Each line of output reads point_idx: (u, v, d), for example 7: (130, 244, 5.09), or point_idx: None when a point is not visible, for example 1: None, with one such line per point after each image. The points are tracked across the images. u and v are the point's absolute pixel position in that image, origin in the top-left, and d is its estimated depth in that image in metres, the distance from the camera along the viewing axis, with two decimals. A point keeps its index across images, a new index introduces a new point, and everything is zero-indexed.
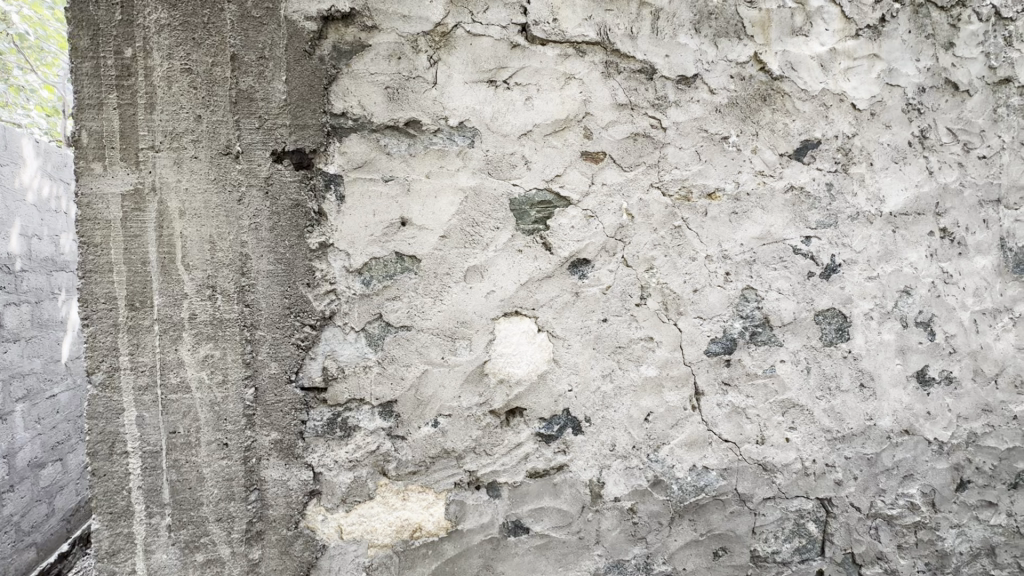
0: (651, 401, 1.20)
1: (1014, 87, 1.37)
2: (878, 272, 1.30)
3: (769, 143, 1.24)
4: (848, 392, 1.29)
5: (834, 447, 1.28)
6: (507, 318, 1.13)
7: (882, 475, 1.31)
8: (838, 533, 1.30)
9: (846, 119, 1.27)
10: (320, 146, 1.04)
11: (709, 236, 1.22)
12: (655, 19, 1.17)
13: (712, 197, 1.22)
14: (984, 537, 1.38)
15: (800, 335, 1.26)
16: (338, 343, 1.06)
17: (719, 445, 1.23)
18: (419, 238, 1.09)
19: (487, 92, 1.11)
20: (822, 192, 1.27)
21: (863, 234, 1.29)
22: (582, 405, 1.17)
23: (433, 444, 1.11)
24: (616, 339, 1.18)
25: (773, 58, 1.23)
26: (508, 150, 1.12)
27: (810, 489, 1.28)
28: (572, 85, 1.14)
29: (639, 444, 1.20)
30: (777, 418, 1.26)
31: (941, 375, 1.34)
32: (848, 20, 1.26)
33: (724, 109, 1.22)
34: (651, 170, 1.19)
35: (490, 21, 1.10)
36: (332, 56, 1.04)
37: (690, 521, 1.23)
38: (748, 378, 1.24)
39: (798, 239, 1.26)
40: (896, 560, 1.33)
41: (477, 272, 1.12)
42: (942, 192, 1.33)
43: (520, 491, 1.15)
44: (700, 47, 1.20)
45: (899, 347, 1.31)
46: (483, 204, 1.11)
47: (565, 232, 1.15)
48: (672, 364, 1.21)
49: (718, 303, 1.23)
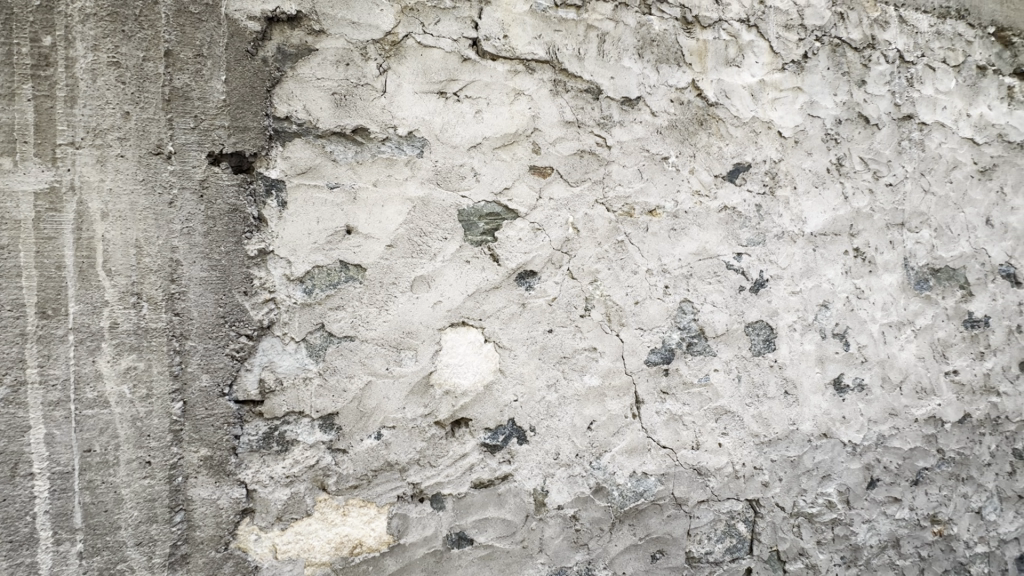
0: (594, 409, 1.23)
1: (916, 123, 1.53)
2: (801, 287, 1.40)
3: (705, 165, 1.32)
4: (774, 399, 1.38)
5: (761, 450, 1.37)
6: (454, 328, 1.13)
7: (804, 476, 1.41)
8: (765, 532, 1.38)
9: (773, 145, 1.37)
10: (261, 150, 1.01)
11: (650, 251, 1.27)
12: (601, 43, 1.22)
13: (653, 214, 1.27)
14: (890, 530, 1.51)
15: (732, 346, 1.34)
16: (276, 354, 1.03)
17: (658, 451, 1.28)
18: (365, 247, 1.07)
19: (437, 103, 1.12)
20: (752, 212, 1.36)
21: (787, 252, 1.39)
22: (527, 414, 1.19)
23: (375, 457, 1.09)
24: (561, 350, 1.21)
25: (708, 85, 1.31)
26: (457, 161, 1.13)
27: (740, 492, 1.35)
28: (521, 101, 1.17)
29: (582, 452, 1.23)
30: (711, 424, 1.32)
31: (855, 383, 1.46)
32: (775, 55, 1.37)
33: (664, 130, 1.28)
34: (596, 186, 1.23)
35: (441, 34, 1.11)
36: (276, 58, 1.02)
37: (629, 526, 1.27)
38: (685, 386, 1.30)
39: (731, 255, 1.34)
40: (815, 555, 1.43)
41: (423, 282, 1.11)
42: (855, 215, 1.46)
43: (464, 503, 1.15)
44: (643, 71, 1.26)
45: (819, 356, 1.42)
46: (431, 214, 1.11)
47: (512, 244, 1.17)
48: (614, 373, 1.25)
49: (658, 315, 1.28)
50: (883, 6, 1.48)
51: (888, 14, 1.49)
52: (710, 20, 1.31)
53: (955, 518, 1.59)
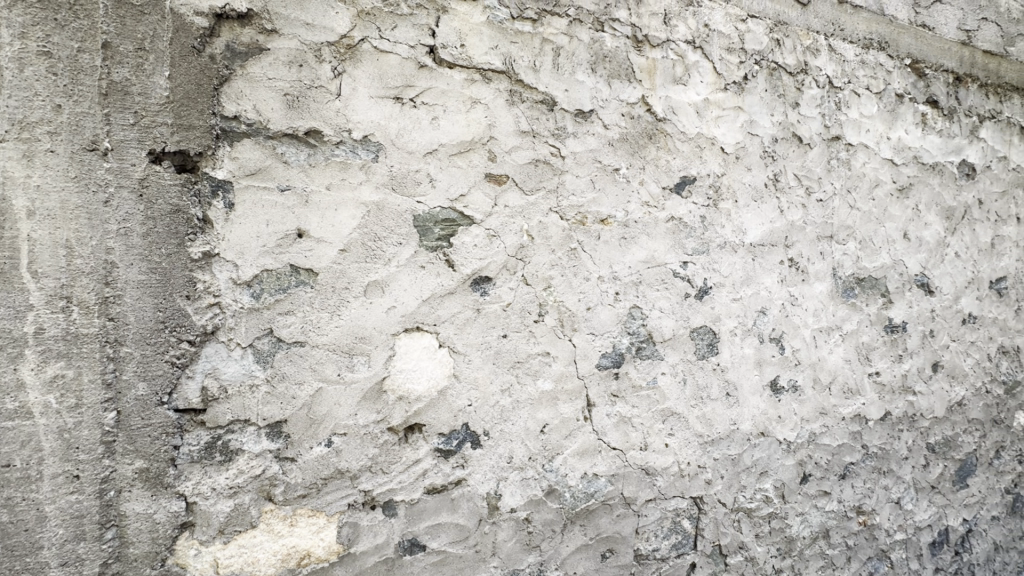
0: (547, 413, 1.26)
1: (843, 143, 1.66)
2: (741, 294, 1.49)
3: (654, 177, 1.38)
4: (716, 400, 1.45)
5: (705, 450, 1.44)
6: (408, 333, 1.13)
7: (744, 473, 1.49)
8: (707, 528, 1.45)
9: (716, 160, 1.45)
10: (206, 149, 0.98)
11: (602, 258, 1.32)
12: (556, 56, 1.26)
13: (605, 223, 1.32)
14: (821, 522, 1.62)
15: (678, 350, 1.40)
16: (221, 360, 1.00)
17: (608, 452, 1.32)
18: (317, 251, 1.06)
19: (393, 108, 1.12)
20: (697, 223, 1.43)
21: (729, 261, 1.47)
22: (480, 419, 1.20)
23: (325, 465, 1.07)
24: (515, 355, 1.23)
25: (657, 102, 1.38)
26: (413, 167, 1.13)
27: (685, 490, 1.41)
28: (477, 109, 1.19)
29: (535, 455, 1.25)
30: (659, 425, 1.38)
31: (789, 384, 1.56)
32: (718, 75, 1.45)
33: (616, 143, 1.33)
34: (550, 195, 1.26)
35: (398, 39, 1.11)
36: (225, 55, 0.99)
37: (581, 527, 1.30)
38: (634, 389, 1.35)
39: (677, 264, 1.40)
40: (754, 548, 1.51)
41: (377, 287, 1.11)
42: (790, 228, 1.56)
43: (417, 509, 1.14)
44: (596, 85, 1.31)
45: (757, 359, 1.51)
46: (385, 219, 1.11)
47: (467, 250, 1.18)
48: (567, 377, 1.28)
49: (609, 321, 1.33)
50: (814, 35, 1.61)
51: (818, 43, 1.61)
52: (658, 40, 1.38)
53: (878, 508, 1.73)
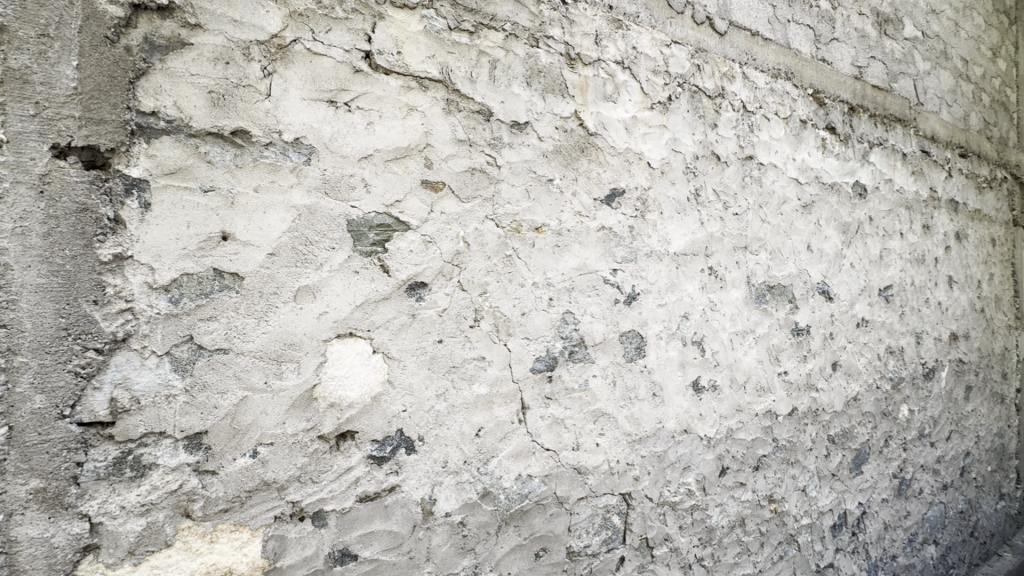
0: (482, 416, 1.28)
1: (755, 162, 1.82)
2: (666, 300, 1.59)
3: (586, 188, 1.45)
4: (644, 400, 1.54)
5: (633, 448, 1.51)
6: (341, 339, 1.11)
7: (668, 468, 1.59)
8: (635, 522, 1.52)
9: (643, 174, 1.55)
10: (120, 145, 0.93)
11: (536, 265, 1.36)
12: (493, 69, 1.30)
13: (539, 231, 1.37)
14: (737, 511, 1.75)
15: (608, 353, 1.47)
16: (133, 369, 0.93)
17: (542, 453, 1.36)
18: (243, 255, 1.02)
19: (327, 111, 1.10)
20: (626, 232, 1.52)
21: (655, 268, 1.57)
22: (415, 424, 1.20)
23: (250, 477, 1.03)
24: (450, 359, 1.24)
25: (589, 117, 1.45)
26: (347, 171, 1.13)
27: (614, 487, 1.48)
28: (413, 116, 1.20)
29: (470, 458, 1.26)
30: (590, 425, 1.44)
31: (709, 384, 1.68)
32: (645, 95, 1.55)
33: (550, 154, 1.39)
34: (486, 203, 1.29)
35: (333, 43, 1.11)
36: (143, 48, 0.94)
37: (515, 527, 1.33)
38: (566, 392, 1.40)
39: (608, 271, 1.48)
40: (678, 539, 1.61)
41: (308, 292, 1.08)
42: (709, 239, 1.69)
43: (349, 517, 1.12)
44: (531, 98, 1.36)
45: (680, 361, 1.61)
46: (317, 223, 1.09)
47: (403, 256, 1.18)
48: (502, 381, 1.31)
49: (543, 326, 1.37)
50: (729, 63, 1.76)
51: (733, 70, 1.76)
52: (590, 58, 1.45)
53: (786, 496, 1.89)
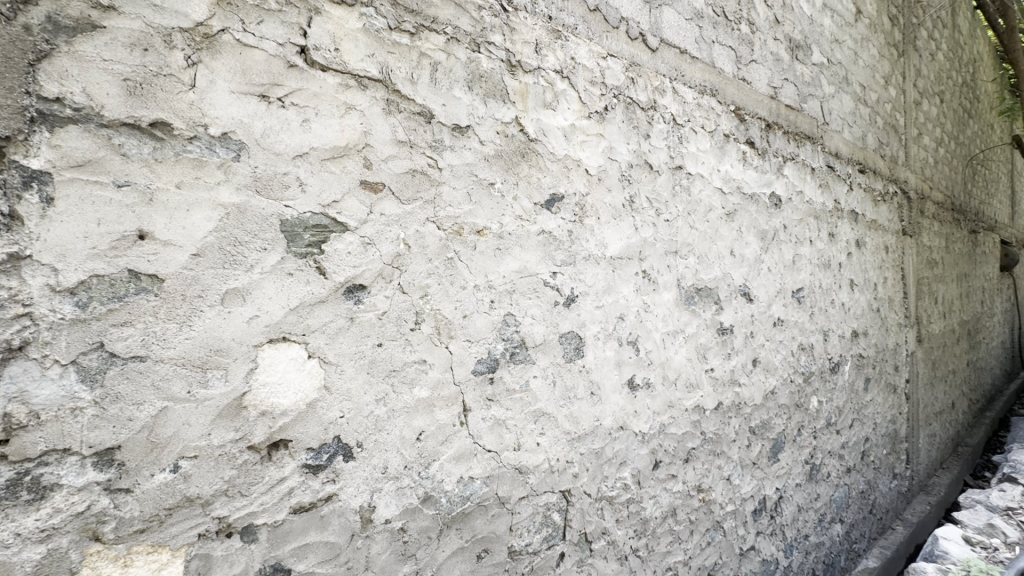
0: (423, 420, 1.27)
1: (685, 172, 1.93)
2: (602, 302, 1.65)
3: (527, 193, 1.47)
4: (582, 399, 1.59)
5: (572, 446, 1.56)
6: (273, 345, 1.07)
7: (606, 464, 1.65)
8: (575, 518, 1.57)
9: (581, 180, 1.60)
10: (17, 133, 0.84)
11: (478, 268, 1.37)
12: (434, 71, 1.30)
13: (480, 234, 1.38)
14: (669, 502, 1.85)
15: (548, 354, 1.51)
16: (31, 381, 0.85)
17: (483, 455, 1.37)
18: (163, 255, 0.95)
19: (258, 106, 1.06)
20: (565, 236, 1.56)
21: (592, 272, 1.63)
22: (354, 430, 1.16)
23: (170, 493, 0.96)
24: (390, 363, 1.21)
25: (530, 123, 1.48)
26: (280, 169, 1.08)
27: (554, 484, 1.52)
28: (352, 115, 1.17)
29: (411, 463, 1.25)
30: (531, 425, 1.47)
31: (643, 381, 1.76)
32: (583, 104, 1.61)
33: (491, 158, 1.40)
34: (427, 205, 1.28)
35: (265, 35, 1.06)
36: (45, 27, 0.86)
37: (457, 531, 1.32)
38: (508, 393, 1.42)
39: (548, 274, 1.51)
40: (615, 532, 1.67)
41: (237, 295, 1.03)
42: (643, 243, 1.78)
43: (281, 531, 1.07)
44: (472, 102, 1.37)
45: (616, 360, 1.68)
46: (247, 223, 1.04)
47: (340, 258, 1.15)
48: (443, 384, 1.30)
49: (485, 328, 1.38)
50: (660, 78, 1.86)
51: (664, 85, 1.87)
52: (530, 66, 1.49)
53: (713, 486, 2.02)
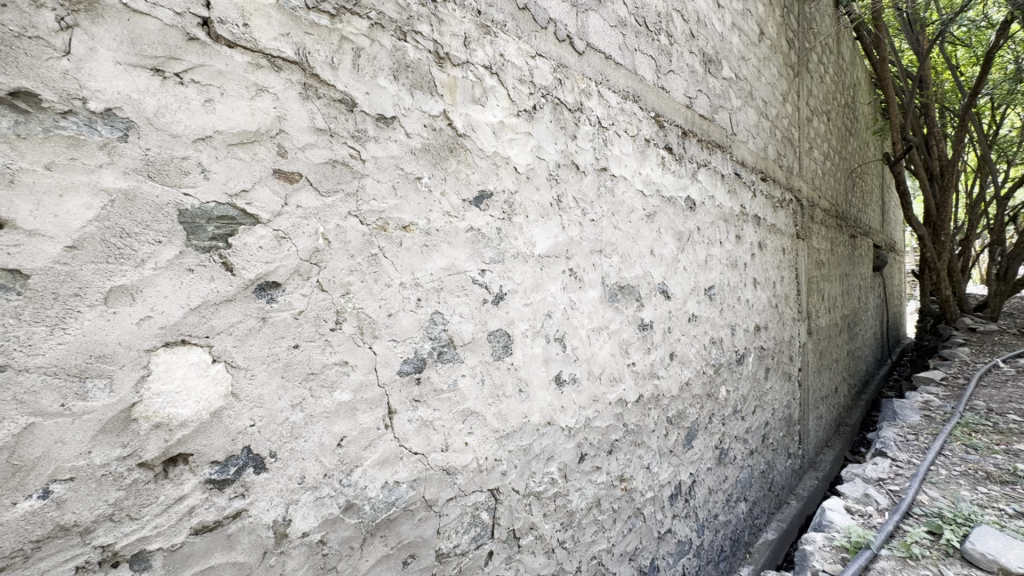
0: (345, 425, 1.20)
1: (609, 174, 2.00)
2: (530, 300, 1.66)
3: (455, 189, 1.45)
4: (511, 397, 1.59)
5: (501, 444, 1.56)
6: (169, 349, 0.96)
7: (533, 460, 1.66)
8: (503, 516, 1.57)
9: (510, 178, 1.60)
10: None
11: (403, 265, 1.32)
12: (356, 57, 1.23)
13: (406, 230, 1.32)
14: (594, 493, 1.90)
15: (477, 353, 1.49)
16: None
17: (409, 458, 1.33)
18: (28, 247, 0.82)
19: (151, 81, 0.94)
20: (494, 234, 1.55)
21: (521, 269, 1.63)
22: (266, 440, 1.07)
23: (38, 523, 0.82)
24: (308, 366, 1.14)
25: (458, 118, 1.46)
26: (178, 153, 0.97)
27: (483, 483, 1.51)
28: (264, 98, 1.08)
29: (331, 471, 1.17)
30: (459, 425, 1.44)
31: (569, 377, 1.80)
32: (512, 102, 1.61)
33: (418, 152, 1.35)
34: (349, 198, 1.21)
35: (159, 2, 0.95)
36: None
37: (381, 538, 1.27)
38: (435, 393, 1.39)
39: (476, 271, 1.50)
40: (542, 526, 1.69)
41: (125, 293, 0.91)
42: (570, 242, 1.81)
43: (181, 554, 0.97)
44: (398, 92, 1.31)
45: (544, 357, 1.70)
46: (137, 212, 0.92)
47: (250, 253, 1.06)
48: (366, 386, 1.24)
49: (411, 327, 1.33)
50: (587, 81, 1.91)
51: (590, 88, 1.92)
52: (458, 59, 1.46)
53: (634, 474, 2.11)
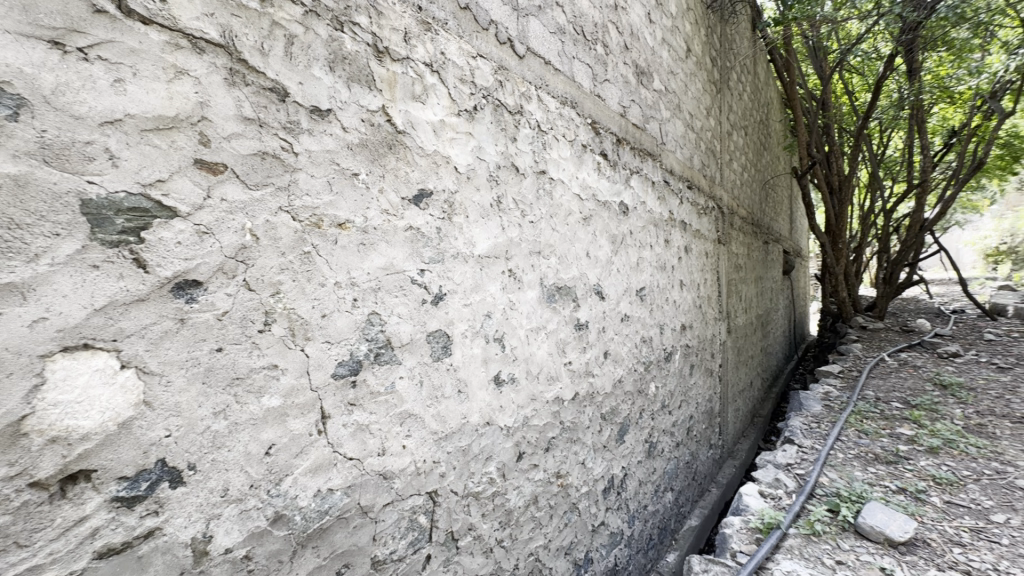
0: (273, 432, 1.14)
1: (548, 177, 2.04)
2: (470, 300, 1.66)
3: (393, 186, 1.41)
4: (449, 398, 1.58)
5: (439, 446, 1.54)
6: (69, 354, 0.86)
7: (472, 461, 1.66)
8: (441, 518, 1.55)
9: (450, 178, 1.59)
10: None
11: (339, 263, 1.27)
12: (289, 44, 1.18)
13: (342, 227, 1.27)
14: (532, 490, 1.94)
15: (415, 354, 1.47)
16: None
17: (344, 464, 1.28)
18: None
19: (48, 54, 0.84)
20: (434, 234, 1.53)
21: (460, 270, 1.63)
22: (184, 451, 0.99)
23: None
24: (233, 370, 1.06)
25: (397, 114, 1.42)
26: (81, 137, 0.88)
27: (421, 486, 1.48)
28: (184, 81, 1.00)
29: (258, 481, 1.11)
30: (397, 428, 1.41)
31: (508, 377, 1.82)
32: (452, 101, 1.60)
33: (355, 147, 1.31)
34: (280, 192, 1.15)
35: None
36: None
37: (313, 549, 1.22)
38: (371, 396, 1.35)
39: (415, 271, 1.47)
40: (481, 526, 1.69)
41: (13, 292, 0.80)
42: (509, 243, 1.83)
43: None
44: (334, 85, 1.27)
45: (483, 357, 1.71)
46: (29, 200, 0.82)
47: (167, 248, 0.98)
48: (298, 391, 1.18)
49: (346, 328, 1.28)
50: (527, 84, 1.94)
51: (530, 92, 1.95)
52: (398, 54, 1.43)
53: (570, 470, 2.17)
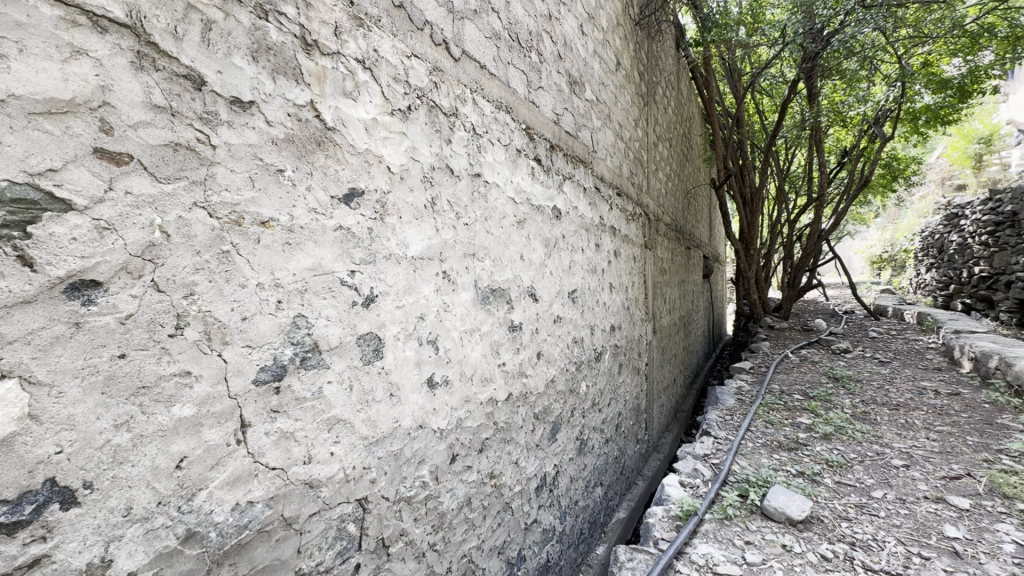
0: (184, 444, 1.06)
1: (482, 180, 2.05)
2: (403, 302, 1.64)
3: (322, 184, 1.36)
4: (381, 402, 1.54)
5: (370, 451, 1.50)
6: None
7: (404, 465, 1.64)
8: (372, 525, 1.51)
9: (383, 177, 1.56)
10: None
11: (261, 263, 1.21)
12: (206, 30, 1.11)
13: (265, 226, 1.21)
14: (465, 492, 1.94)
15: (345, 357, 1.43)
16: None
17: (266, 474, 1.22)
18: None
19: None
20: (365, 234, 1.50)
21: (393, 271, 1.60)
22: (79, 468, 0.89)
23: None
24: (138, 378, 0.98)
25: (326, 110, 1.38)
26: None
27: (350, 494, 1.44)
28: (82, 62, 0.91)
29: (167, 498, 1.03)
30: (324, 435, 1.36)
31: (442, 379, 1.81)
32: (386, 100, 1.57)
33: (280, 142, 1.25)
34: (195, 187, 1.08)
35: None
36: None
37: (229, 566, 1.15)
38: (297, 402, 1.29)
39: (345, 273, 1.43)
40: (412, 531, 1.67)
41: None
42: (443, 245, 1.82)
43: None
44: (257, 75, 1.20)
45: (416, 360, 1.69)
46: None
47: (60, 244, 0.89)
48: (214, 399, 1.11)
49: (269, 331, 1.22)
50: (462, 87, 1.94)
51: (465, 94, 1.96)
52: (328, 49, 1.39)
53: (503, 470, 2.20)
